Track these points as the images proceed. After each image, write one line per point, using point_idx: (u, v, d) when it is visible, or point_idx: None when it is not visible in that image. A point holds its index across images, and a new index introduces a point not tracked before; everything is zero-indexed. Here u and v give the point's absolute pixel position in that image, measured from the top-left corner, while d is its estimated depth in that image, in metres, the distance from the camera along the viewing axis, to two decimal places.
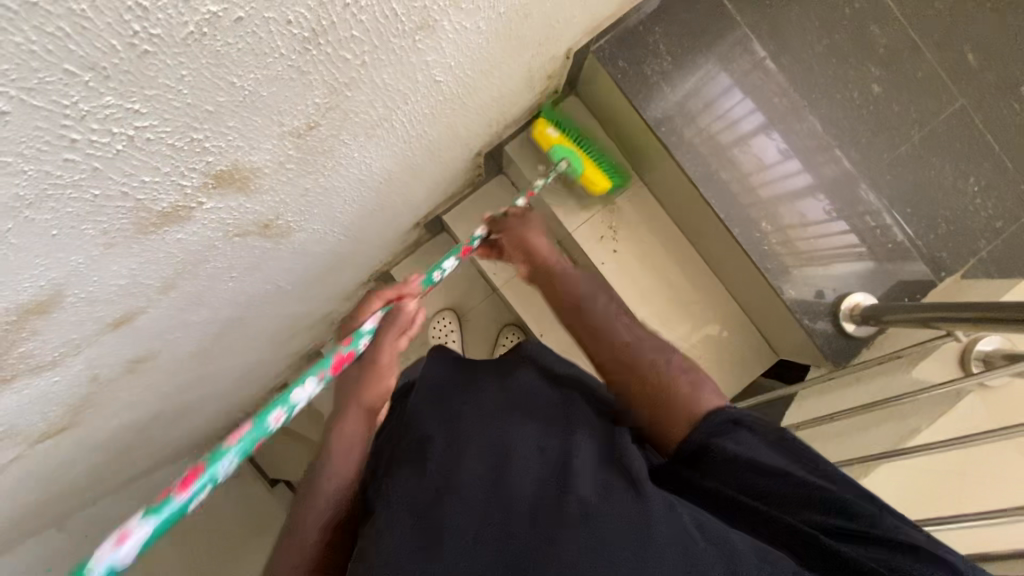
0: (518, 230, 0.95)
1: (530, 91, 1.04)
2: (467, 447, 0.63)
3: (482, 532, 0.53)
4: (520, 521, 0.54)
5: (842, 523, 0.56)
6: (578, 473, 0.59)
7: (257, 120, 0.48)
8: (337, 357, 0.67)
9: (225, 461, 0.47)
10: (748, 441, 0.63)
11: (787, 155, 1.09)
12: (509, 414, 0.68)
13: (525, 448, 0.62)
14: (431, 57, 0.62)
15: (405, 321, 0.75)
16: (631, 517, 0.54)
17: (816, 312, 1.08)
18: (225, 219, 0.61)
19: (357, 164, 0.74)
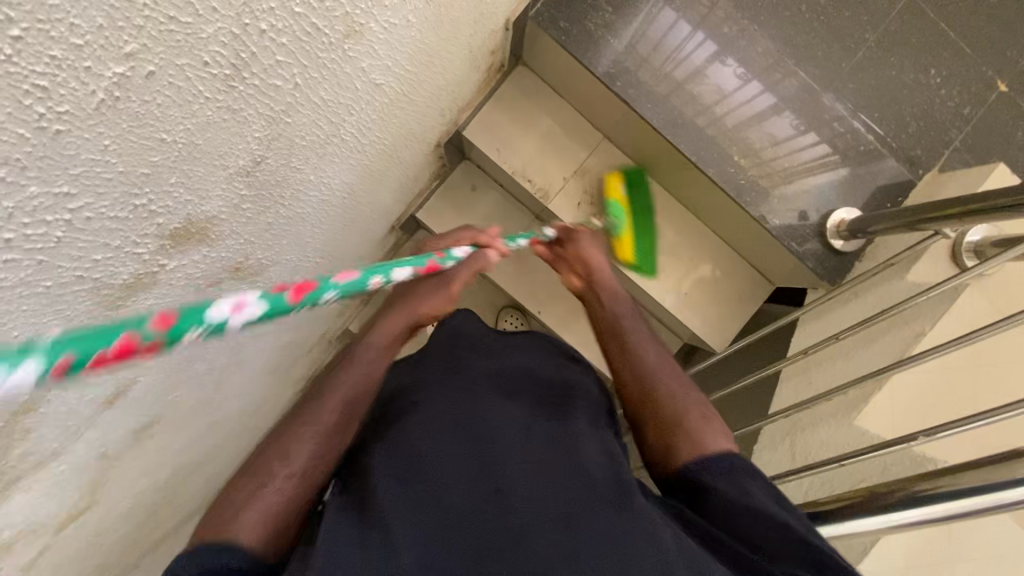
0: (586, 245, 0.91)
1: (476, 71, 1.01)
2: (449, 444, 0.61)
3: (457, 538, 0.54)
4: (500, 530, 0.54)
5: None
6: (568, 470, 0.61)
7: (199, 169, 0.46)
8: (432, 261, 0.65)
9: (331, 292, 0.44)
10: (739, 484, 0.60)
11: (746, 78, 1.07)
12: (502, 400, 0.68)
13: (517, 433, 0.63)
14: (366, 62, 0.59)
15: (485, 260, 0.76)
16: (612, 523, 0.56)
17: (803, 236, 1.08)
18: (194, 274, 0.59)
19: (315, 186, 0.71)
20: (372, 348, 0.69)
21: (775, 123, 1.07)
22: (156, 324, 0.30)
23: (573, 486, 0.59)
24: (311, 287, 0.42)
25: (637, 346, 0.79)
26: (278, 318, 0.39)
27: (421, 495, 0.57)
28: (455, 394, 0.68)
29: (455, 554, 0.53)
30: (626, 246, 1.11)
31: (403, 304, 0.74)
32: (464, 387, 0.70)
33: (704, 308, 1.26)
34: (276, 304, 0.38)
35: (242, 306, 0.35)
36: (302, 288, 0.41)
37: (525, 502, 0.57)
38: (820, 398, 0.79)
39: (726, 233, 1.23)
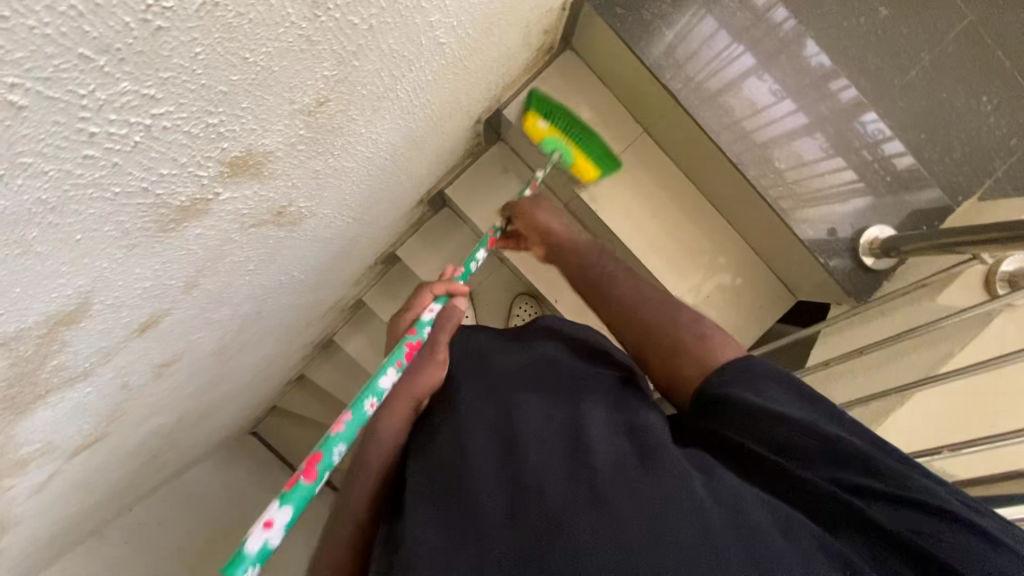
0: (531, 212, 0.98)
1: (527, 50, 1.00)
2: (476, 448, 0.63)
3: (485, 512, 0.55)
4: (523, 498, 0.55)
5: (872, 483, 0.52)
6: (593, 451, 0.58)
7: (270, 99, 0.46)
8: (408, 346, 0.78)
9: (336, 448, 0.62)
10: (788, 402, 0.58)
11: (780, 95, 1.06)
12: (519, 395, 0.68)
13: (536, 427, 0.63)
14: (435, 17, 0.59)
15: (451, 319, 0.85)
16: (643, 492, 0.53)
17: (834, 250, 1.07)
18: (241, 210, 0.59)
19: (365, 140, 0.71)
20: (387, 437, 0.72)
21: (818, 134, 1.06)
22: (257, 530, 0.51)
23: (597, 466, 0.56)
24: (318, 458, 0.59)
25: (608, 287, 0.82)
26: (303, 507, 0.56)
27: (455, 498, 0.58)
28: (484, 402, 0.69)
29: (499, 543, 0.53)
30: (590, 168, 1.11)
31: (386, 403, 0.75)
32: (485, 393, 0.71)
33: (723, 315, 1.25)
34: (294, 499, 0.55)
35: (269, 526, 0.52)
36: (310, 467, 0.58)
37: (554, 488, 0.55)
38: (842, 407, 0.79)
39: (754, 241, 1.23)
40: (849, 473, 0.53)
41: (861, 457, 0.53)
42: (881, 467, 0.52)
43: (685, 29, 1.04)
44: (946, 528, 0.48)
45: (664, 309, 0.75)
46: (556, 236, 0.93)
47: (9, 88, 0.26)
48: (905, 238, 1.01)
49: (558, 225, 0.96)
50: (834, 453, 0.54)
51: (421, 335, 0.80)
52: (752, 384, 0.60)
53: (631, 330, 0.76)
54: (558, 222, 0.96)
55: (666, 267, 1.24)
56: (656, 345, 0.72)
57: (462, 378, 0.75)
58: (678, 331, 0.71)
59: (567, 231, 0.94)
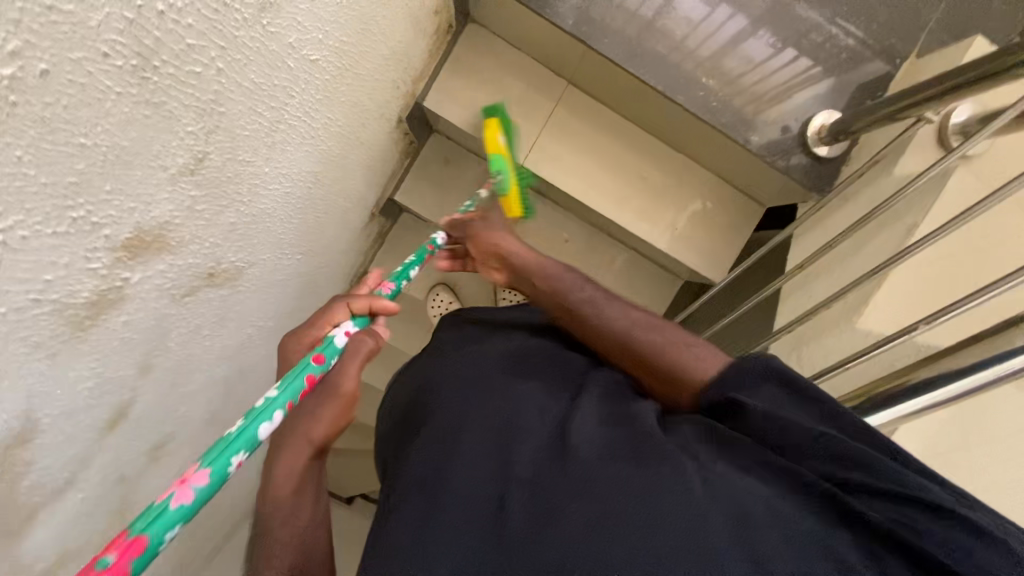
0: (485, 233, 0.91)
1: (422, 36, 0.97)
2: (466, 435, 0.61)
3: (469, 517, 0.54)
4: (513, 492, 0.54)
5: (863, 479, 0.47)
6: (587, 440, 0.57)
7: (135, 173, 0.45)
8: (306, 378, 0.57)
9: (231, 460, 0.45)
10: (779, 399, 0.54)
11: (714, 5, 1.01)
12: (514, 385, 0.67)
13: (532, 418, 0.62)
14: (293, 36, 0.57)
15: (359, 347, 0.64)
16: (631, 480, 0.52)
17: (786, 149, 1.04)
18: (164, 284, 0.58)
19: (273, 178, 0.70)
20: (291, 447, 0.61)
21: (736, 37, 1.02)
22: (162, 496, 0.40)
23: (587, 454, 0.56)
24: (200, 473, 0.43)
25: (588, 301, 0.78)
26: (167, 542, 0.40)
27: (450, 482, 0.57)
28: (472, 387, 0.68)
29: (482, 538, 0.53)
30: (518, 202, 1.09)
31: (286, 434, 0.62)
32: (478, 376, 0.69)
33: (699, 243, 1.23)
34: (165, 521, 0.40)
35: (123, 573, 0.36)
36: (187, 482, 0.42)
37: (540, 482, 0.55)
38: (820, 308, 0.77)
39: (708, 162, 1.20)
40: (833, 464, 0.49)
41: (850, 454, 0.48)
42: (854, 449, 0.48)
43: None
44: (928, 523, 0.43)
45: (624, 313, 0.75)
46: (523, 258, 0.87)
47: None
48: (852, 116, 0.98)
49: (516, 245, 0.90)
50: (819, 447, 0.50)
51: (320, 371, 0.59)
52: (738, 387, 0.56)
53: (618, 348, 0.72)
54: (515, 242, 0.90)
55: (630, 211, 1.22)
56: (648, 362, 0.68)
57: (454, 365, 0.73)
58: (667, 348, 0.67)
59: (528, 251, 0.89)
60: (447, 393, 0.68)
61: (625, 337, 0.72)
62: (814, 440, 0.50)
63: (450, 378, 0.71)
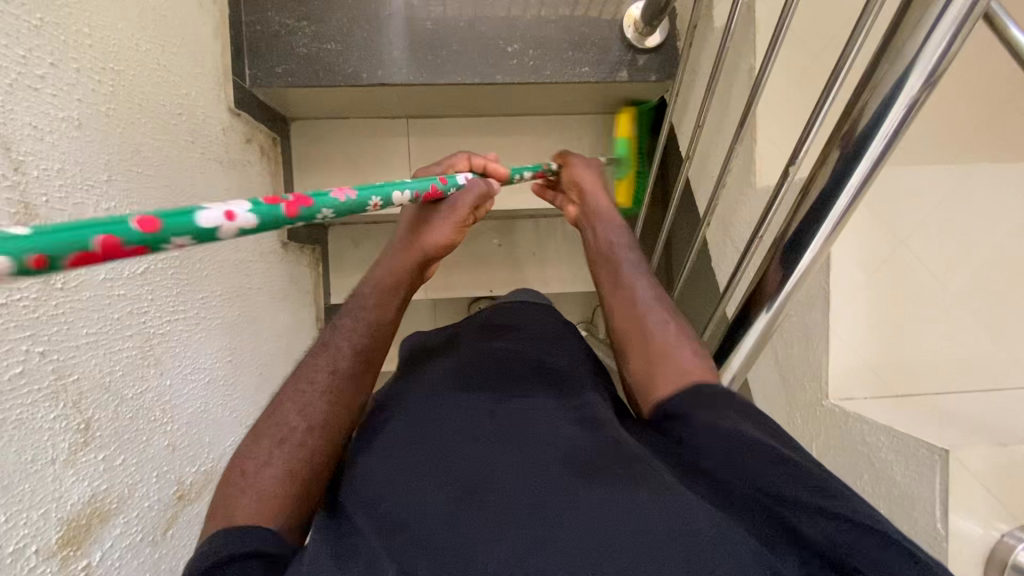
0: (575, 169, 0.92)
1: (247, 169, 0.96)
2: (407, 452, 0.57)
3: (418, 506, 0.51)
4: (457, 492, 0.52)
5: (810, 498, 0.46)
6: (538, 455, 0.55)
7: (24, 488, 0.46)
8: (433, 186, 0.65)
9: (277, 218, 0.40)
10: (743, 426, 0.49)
11: None
12: (463, 395, 0.64)
13: (479, 428, 0.59)
14: (104, 271, 0.57)
15: (481, 188, 0.74)
16: (578, 503, 0.49)
17: (620, 60, 1.01)
18: (133, 539, 0.60)
19: (183, 382, 0.71)
20: (383, 271, 0.73)
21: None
22: (155, 218, 0.30)
23: (540, 474, 0.52)
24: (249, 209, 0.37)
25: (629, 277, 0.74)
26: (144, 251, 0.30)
27: (400, 482, 0.54)
28: (417, 405, 0.63)
29: (417, 547, 0.48)
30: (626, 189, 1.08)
31: (406, 246, 0.74)
32: (432, 388, 0.66)
33: None
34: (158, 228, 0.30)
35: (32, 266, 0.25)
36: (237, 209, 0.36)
37: (487, 497, 0.51)
38: (717, 194, 0.75)
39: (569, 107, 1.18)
40: (797, 492, 0.46)
41: (814, 488, 0.46)
42: (814, 478, 0.46)
43: (328, 19, 0.95)
44: (869, 545, 0.43)
45: (662, 302, 0.70)
46: (594, 200, 0.87)
47: None
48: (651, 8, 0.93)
49: (604, 197, 0.88)
50: (765, 466, 0.48)
51: (445, 188, 0.68)
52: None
53: (628, 326, 0.69)
54: (606, 197, 0.88)
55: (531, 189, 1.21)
56: (644, 347, 0.65)
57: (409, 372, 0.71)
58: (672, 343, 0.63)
59: (604, 204, 0.87)
60: (395, 412, 0.64)
61: (640, 305, 0.70)
62: (776, 465, 0.47)
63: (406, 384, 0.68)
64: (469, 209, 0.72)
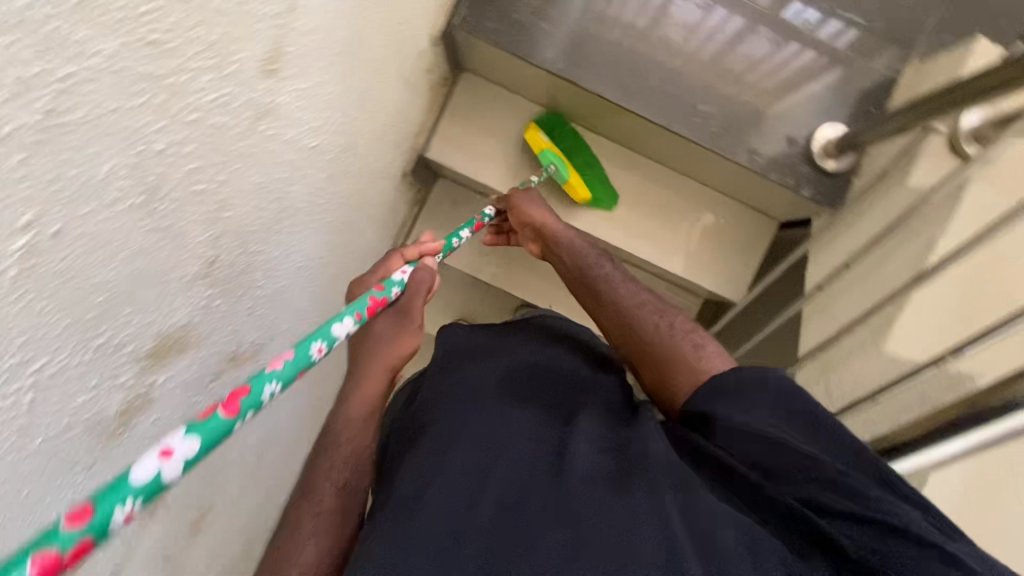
0: (522, 204, 1.02)
1: (416, 96, 0.99)
2: (458, 458, 0.61)
3: (461, 530, 0.54)
4: (496, 512, 0.56)
5: (844, 504, 0.50)
6: (569, 472, 0.59)
7: (152, 291, 0.47)
8: (370, 300, 0.65)
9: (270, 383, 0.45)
10: (780, 421, 0.54)
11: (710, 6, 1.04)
12: (507, 408, 0.68)
13: (522, 442, 0.63)
14: (291, 133, 0.59)
15: (428, 280, 0.74)
16: (610, 505, 0.55)
17: (792, 164, 1.02)
18: (191, 377, 0.61)
19: (284, 258, 0.72)
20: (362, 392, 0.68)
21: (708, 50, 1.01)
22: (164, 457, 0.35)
23: (574, 480, 0.58)
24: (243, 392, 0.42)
25: (607, 285, 0.85)
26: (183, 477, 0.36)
27: (431, 494, 0.58)
28: (460, 409, 0.68)
29: (469, 550, 0.53)
30: (580, 183, 1.12)
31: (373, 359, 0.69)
32: (471, 395, 0.70)
33: (713, 259, 1.20)
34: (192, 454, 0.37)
35: None
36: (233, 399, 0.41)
37: (533, 504, 0.56)
38: None
39: (713, 183, 1.19)
40: (820, 488, 0.52)
41: (828, 473, 0.51)
42: (825, 465, 0.51)
43: None
44: (902, 552, 0.46)
45: (634, 293, 0.82)
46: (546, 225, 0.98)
47: None
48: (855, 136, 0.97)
49: (537, 211, 1.00)
50: (804, 468, 0.53)
51: (385, 295, 0.68)
52: (737, 408, 0.58)
53: (623, 328, 0.78)
54: (539, 208, 1.01)
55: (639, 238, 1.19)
56: (648, 352, 0.73)
57: (456, 370, 0.76)
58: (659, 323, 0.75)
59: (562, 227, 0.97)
60: (440, 413, 0.69)
61: (621, 306, 0.80)
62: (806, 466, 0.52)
63: (452, 372, 0.76)
64: (420, 313, 0.71)
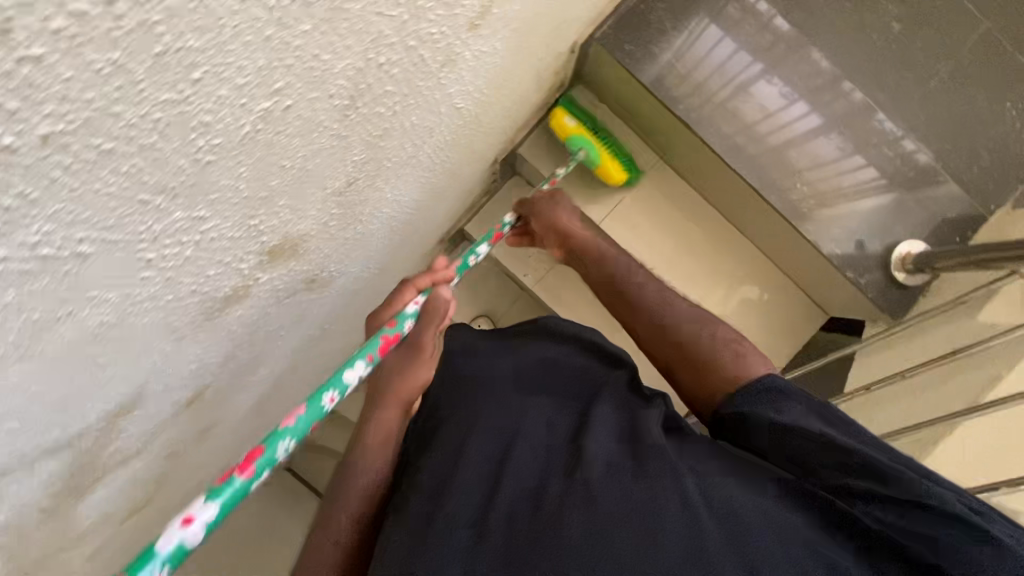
0: (546, 210, 0.96)
1: (538, 92, 1.01)
2: (479, 448, 0.60)
3: (486, 526, 0.53)
4: (524, 510, 0.54)
5: (882, 490, 0.51)
6: (588, 454, 0.57)
7: (305, 191, 0.48)
8: (382, 340, 0.64)
9: (282, 443, 0.50)
10: (805, 417, 0.58)
11: (790, 99, 1.05)
12: (528, 400, 0.67)
13: (538, 431, 0.62)
14: (454, 87, 0.60)
15: (445, 307, 0.70)
16: (631, 491, 0.53)
17: (865, 267, 1.05)
18: (279, 285, 0.61)
19: (389, 202, 0.74)
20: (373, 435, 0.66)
21: (820, 137, 1.05)
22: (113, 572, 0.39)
23: (593, 468, 0.56)
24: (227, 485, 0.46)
25: (629, 282, 0.83)
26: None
27: (457, 492, 0.56)
28: (483, 394, 0.68)
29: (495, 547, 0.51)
30: (617, 168, 1.14)
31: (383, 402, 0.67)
32: (490, 387, 0.69)
33: (753, 331, 1.21)
34: (225, 496, 0.45)
35: None
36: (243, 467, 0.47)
37: (554, 492, 0.54)
38: None
39: (777, 260, 1.21)
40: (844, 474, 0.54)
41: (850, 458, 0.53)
42: (846, 446, 0.54)
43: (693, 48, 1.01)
44: (927, 527, 0.48)
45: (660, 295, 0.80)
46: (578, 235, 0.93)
47: (78, 242, 0.29)
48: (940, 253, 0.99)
49: (573, 222, 0.95)
50: (833, 456, 0.54)
51: (397, 333, 0.65)
52: (765, 403, 0.61)
53: (649, 329, 0.77)
54: (575, 221, 0.95)
55: (690, 289, 1.21)
56: (686, 358, 0.72)
57: (468, 360, 0.75)
58: (684, 334, 0.74)
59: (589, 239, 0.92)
60: (460, 400, 0.68)
61: (646, 309, 0.79)
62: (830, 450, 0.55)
63: (469, 360, 0.75)
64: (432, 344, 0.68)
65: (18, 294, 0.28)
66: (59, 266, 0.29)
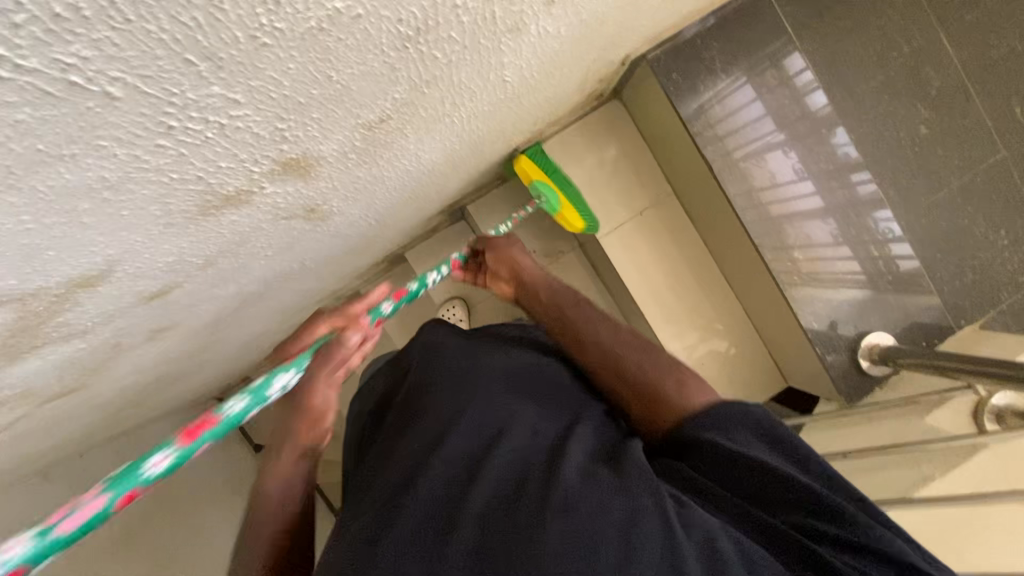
0: (505, 251, 0.89)
1: (577, 94, 1.01)
2: (453, 441, 0.58)
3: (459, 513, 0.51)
4: (499, 503, 0.51)
5: (834, 528, 0.51)
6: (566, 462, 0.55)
7: (338, 112, 0.46)
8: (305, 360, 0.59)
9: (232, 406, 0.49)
10: (754, 443, 0.57)
11: (801, 175, 1.07)
12: (511, 399, 0.64)
13: (518, 431, 0.59)
14: (508, 59, 0.59)
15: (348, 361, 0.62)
16: (614, 510, 0.50)
17: (835, 347, 1.08)
18: (279, 202, 0.59)
19: (409, 155, 0.72)
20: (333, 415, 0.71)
21: (827, 212, 1.08)
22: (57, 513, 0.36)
23: (571, 477, 0.53)
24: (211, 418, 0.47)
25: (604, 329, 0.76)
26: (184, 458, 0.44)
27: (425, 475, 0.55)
28: (466, 388, 0.65)
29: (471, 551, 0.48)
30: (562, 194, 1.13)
31: None
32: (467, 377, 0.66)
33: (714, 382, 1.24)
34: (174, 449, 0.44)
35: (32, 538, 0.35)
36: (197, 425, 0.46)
37: (535, 497, 0.51)
38: None
39: (755, 321, 1.24)
40: (805, 512, 0.53)
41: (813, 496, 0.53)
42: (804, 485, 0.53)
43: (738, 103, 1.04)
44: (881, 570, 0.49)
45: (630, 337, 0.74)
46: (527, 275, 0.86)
47: (110, 80, 0.27)
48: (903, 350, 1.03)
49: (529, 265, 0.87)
50: (790, 492, 0.54)
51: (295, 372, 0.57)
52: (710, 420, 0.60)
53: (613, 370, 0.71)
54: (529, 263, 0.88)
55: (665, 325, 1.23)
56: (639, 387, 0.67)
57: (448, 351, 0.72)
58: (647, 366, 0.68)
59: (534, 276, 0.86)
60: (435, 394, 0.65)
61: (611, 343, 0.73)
62: (786, 482, 0.54)
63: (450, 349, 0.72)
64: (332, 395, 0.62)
65: (32, 116, 0.26)
66: (82, 99, 0.27)
